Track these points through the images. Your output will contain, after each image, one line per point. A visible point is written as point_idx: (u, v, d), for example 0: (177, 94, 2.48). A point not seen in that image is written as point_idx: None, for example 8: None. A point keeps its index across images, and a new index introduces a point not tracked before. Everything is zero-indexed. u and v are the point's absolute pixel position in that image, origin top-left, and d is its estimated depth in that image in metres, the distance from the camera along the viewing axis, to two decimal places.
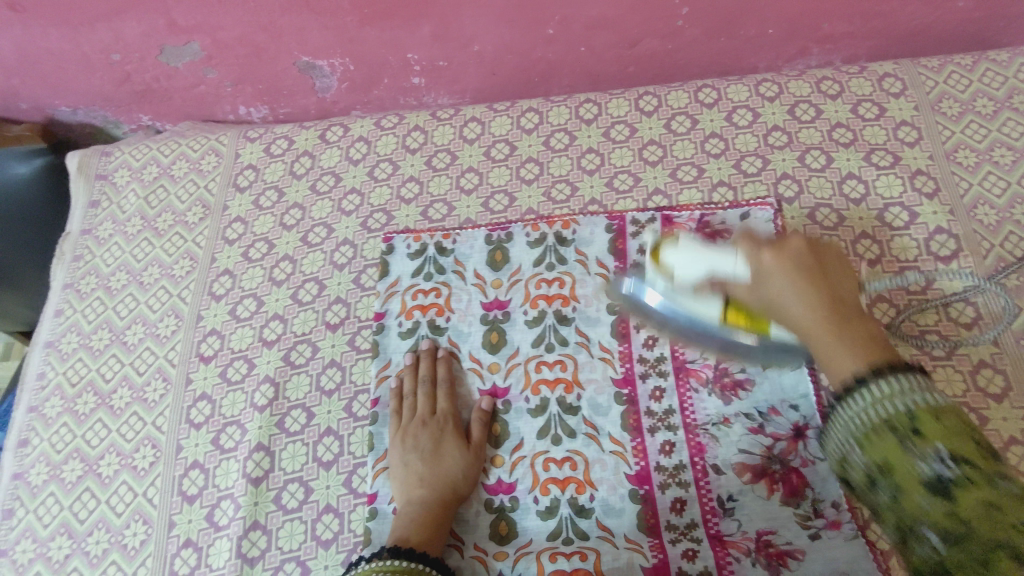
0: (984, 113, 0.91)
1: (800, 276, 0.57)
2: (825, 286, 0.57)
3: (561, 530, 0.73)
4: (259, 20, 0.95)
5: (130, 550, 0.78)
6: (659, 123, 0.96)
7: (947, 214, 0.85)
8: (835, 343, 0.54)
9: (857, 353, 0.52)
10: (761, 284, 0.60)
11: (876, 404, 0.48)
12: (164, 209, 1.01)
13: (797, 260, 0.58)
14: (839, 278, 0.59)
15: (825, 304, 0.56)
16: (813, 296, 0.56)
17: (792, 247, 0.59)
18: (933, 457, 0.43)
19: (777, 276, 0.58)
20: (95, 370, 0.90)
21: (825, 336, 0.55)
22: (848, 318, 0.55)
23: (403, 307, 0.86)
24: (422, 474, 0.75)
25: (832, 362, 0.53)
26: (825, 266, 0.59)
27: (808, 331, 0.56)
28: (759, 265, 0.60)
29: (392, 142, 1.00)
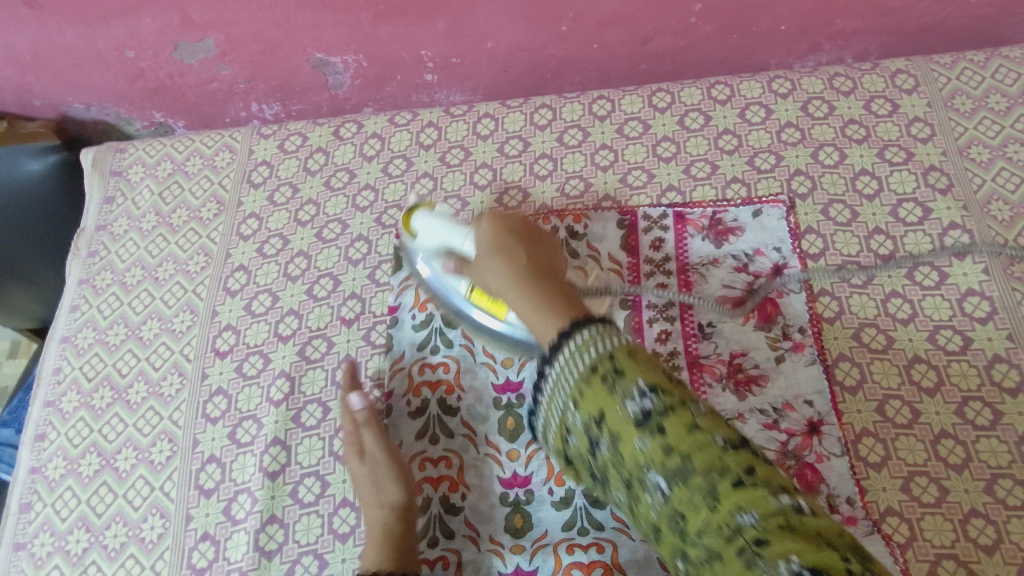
0: (997, 109, 0.91)
1: (501, 249, 0.68)
2: (506, 264, 0.66)
3: (576, 520, 0.74)
4: (274, 16, 0.95)
5: (148, 543, 0.79)
6: (673, 119, 0.96)
7: (961, 210, 0.85)
8: (539, 299, 0.61)
9: (551, 317, 0.59)
10: (477, 263, 0.71)
11: (579, 354, 0.55)
12: (178, 205, 1.01)
13: (502, 230, 0.70)
14: (540, 249, 0.69)
15: (517, 265, 0.65)
16: (505, 258, 0.66)
17: (504, 221, 0.71)
18: (632, 395, 0.51)
19: (485, 259, 0.68)
20: (112, 364, 0.91)
21: (522, 291, 0.63)
22: (542, 277, 0.64)
23: (417, 301, 0.87)
24: (365, 497, 0.73)
25: (541, 322, 0.60)
26: (533, 244, 0.69)
27: (511, 290, 0.64)
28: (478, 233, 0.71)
29: (406, 138, 1.01)
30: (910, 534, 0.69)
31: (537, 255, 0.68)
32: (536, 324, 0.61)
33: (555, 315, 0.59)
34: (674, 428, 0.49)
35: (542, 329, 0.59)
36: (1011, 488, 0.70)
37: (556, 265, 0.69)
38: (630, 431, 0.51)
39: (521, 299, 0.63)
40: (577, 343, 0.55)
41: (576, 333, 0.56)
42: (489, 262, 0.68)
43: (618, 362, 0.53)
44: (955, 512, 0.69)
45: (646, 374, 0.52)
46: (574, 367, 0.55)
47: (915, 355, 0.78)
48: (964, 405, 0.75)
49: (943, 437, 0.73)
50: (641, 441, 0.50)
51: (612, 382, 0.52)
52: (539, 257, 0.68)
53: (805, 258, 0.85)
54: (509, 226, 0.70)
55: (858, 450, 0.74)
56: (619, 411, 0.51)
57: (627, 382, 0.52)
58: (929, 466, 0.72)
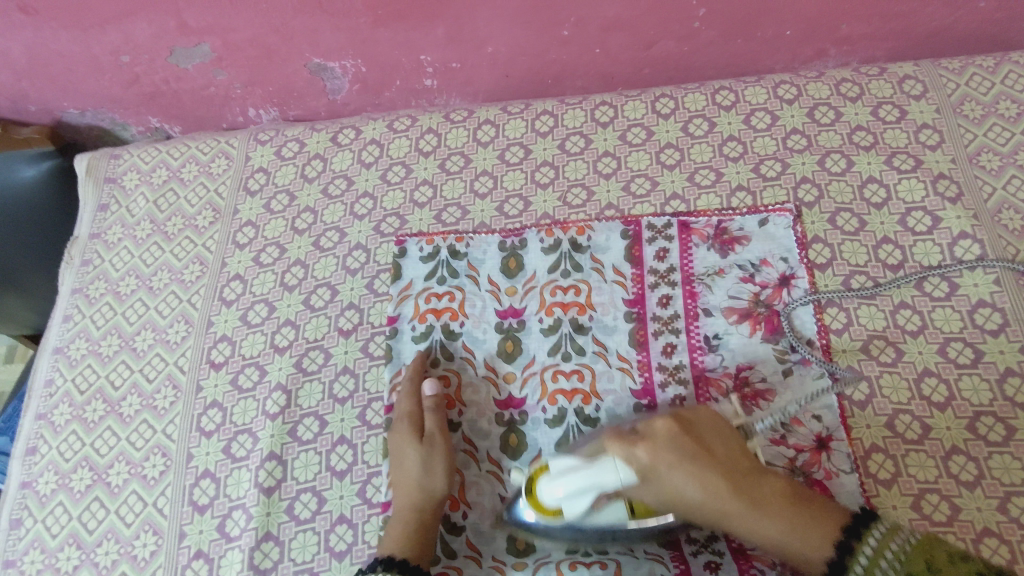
0: (1007, 115, 0.89)
1: (690, 465, 0.64)
2: (702, 473, 0.64)
3: (579, 542, 0.72)
4: (271, 22, 0.94)
5: (140, 560, 0.77)
6: (676, 125, 0.95)
7: (971, 218, 0.83)
8: (776, 531, 0.62)
9: (815, 532, 0.61)
10: (654, 478, 0.65)
11: (863, 565, 0.58)
12: (173, 213, 0.99)
13: (666, 450, 0.65)
14: (711, 434, 0.67)
15: (721, 491, 0.64)
16: (704, 484, 0.64)
17: (662, 442, 0.66)
18: None
19: (669, 474, 0.65)
20: (104, 376, 0.89)
21: (742, 519, 0.64)
22: (749, 484, 0.64)
23: (417, 311, 0.85)
24: (404, 475, 0.74)
25: (780, 549, 0.63)
26: (699, 438, 0.67)
27: (724, 519, 0.64)
28: (633, 461, 0.64)
29: (404, 144, 0.99)
30: None
31: (726, 465, 0.65)
32: (767, 535, 0.63)
33: (812, 545, 0.61)
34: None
35: (793, 546, 0.62)
36: None
37: (717, 433, 0.68)
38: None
39: (747, 516, 0.63)
40: (869, 550, 0.59)
41: (862, 536, 0.59)
42: (676, 480, 0.65)
43: (901, 567, 0.57)
44: (967, 531, 0.68)
45: (920, 561, 0.56)
46: (863, 568, 0.58)
47: (925, 368, 0.76)
48: (976, 421, 0.73)
49: (955, 453, 0.71)
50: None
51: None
52: (717, 450, 0.66)
53: (813, 269, 0.83)
54: (666, 432, 0.67)
55: (867, 467, 0.72)
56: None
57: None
58: (940, 483, 0.70)
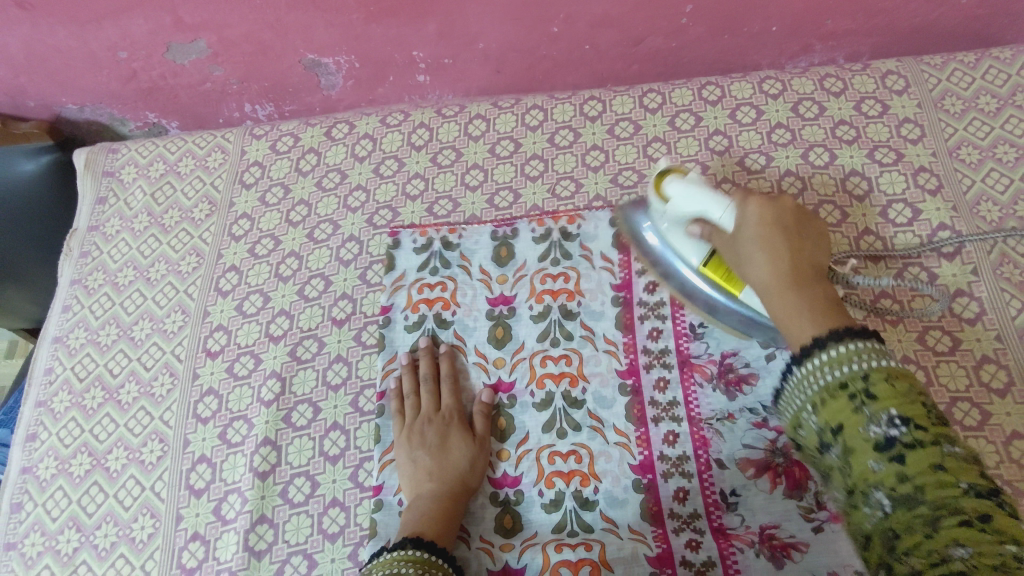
0: (987, 110, 0.91)
1: (764, 241, 0.64)
2: (773, 247, 0.63)
3: (565, 522, 0.74)
4: (266, 17, 0.95)
5: (138, 543, 0.79)
6: (664, 120, 0.97)
7: (950, 210, 0.85)
8: (798, 304, 0.59)
9: (811, 320, 0.57)
10: (737, 247, 0.67)
11: (830, 364, 0.52)
12: (170, 206, 1.01)
13: (771, 213, 0.66)
14: (809, 244, 0.65)
15: (783, 268, 0.62)
16: (769, 250, 0.63)
17: (775, 204, 0.67)
18: (882, 421, 0.48)
19: (750, 242, 0.65)
20: (103, 365, 0.91)
21: (784, 295, 0.60)
22: (802, 281, 0.61)
23: (409, 301, 0.87)
24: (433, 465, 0.76)
25: (801, 316, 0.58)
26: (799, 235, 0.65)
27: (767, 291, 0.62)
28: (744, 219, 0.67)
29: (397, 139, 1.01)
30: None
31: (805, 268, 0.62)
32: (793, 329, 0.58)
33: (809, 323, 0.57)
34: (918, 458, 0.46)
35: (798, 334, 0.57)
36: None
37: (828, 277, 0.63)
38: (865, 448, 0.48)
39: (801, 317, 0.58)
40: (825, 355, 0.53)
41: (843, 338, 0.52)
42: (750, 259, 0.65)
43: (871, 382, 0.49)
44: None
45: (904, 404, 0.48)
46: (817, 372, 0.53)
47: (904, 356, 0.78)
48: (952, 406, 0.75)
49: None
50: (873, 462, 0.47)
51: (860, 402, 0.49)
52: (811, 262, 0.63)
53: None
54: (776, 208, 0.67)
55: None
56: (861, 426, 0.48)
57: (876, 407, 0.48)
58: None
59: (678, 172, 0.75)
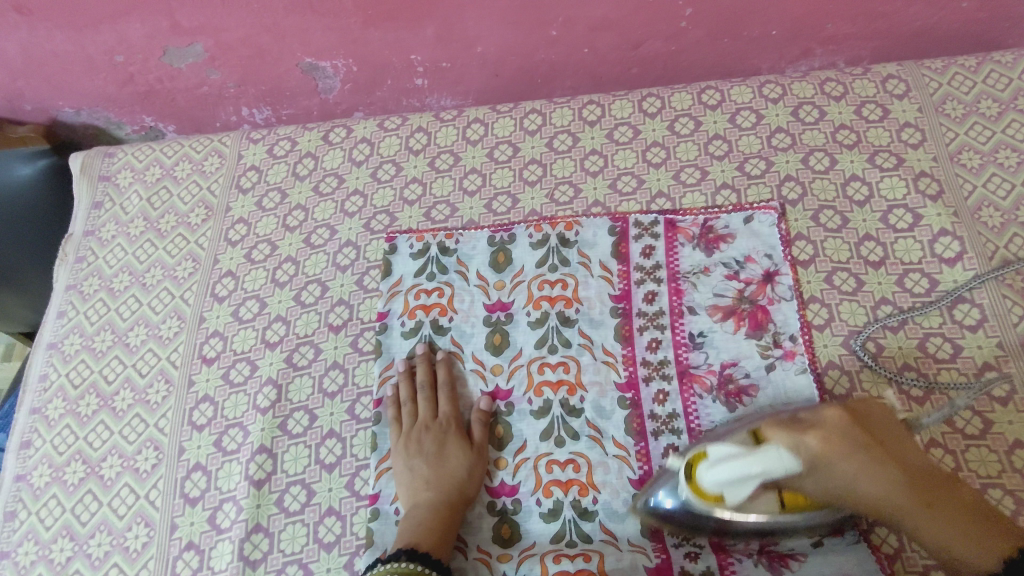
0: (989, 114, 0.90)
1: (857, 456, 0.62)
2: (880, 462, 0.62)
3: (564, 532, 0.73)
4: (263, 21, 0.95)
5: (132, 552, 0.78)
6: (663, 124, 0.96)
7: (951, 215, 0.85)
8: (954, 532, 0.61)
9: (986, 544, 0.59)
10: (841, 474, 0.62)
11: (964, 545, 0.60)
12: (166, 211, 1.00)
13: (847, 445, 0.62)
14: (882, 431, 0.65)
15: (898, 488, 0.62)
16: (875, 475, 0.62)
17: (833, 426, 0.63)
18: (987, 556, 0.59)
19: (843, 461, 0.61)
20: (98, 371, 0.90)
21: (922, 515, 0.62)
22: (927, 501, 0.62)
23: (406, 307, 0.86)
24: (430, 474, 0.75)
25: (915, 525, 0.62)
26: (879, 438, 0.65)
27: (904, 510, 0.62)
28: (802, 449, 0.61)
29: (395, 143, 1.00)
30: (899, 545, 0.68)
31: (913, 471, 0.63)
32: (938, 536, 0.61)
33: (965, 547, 0.60)
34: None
35: (937, 534, 0.61)
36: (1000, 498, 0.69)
37: (906, 448, 0.65)
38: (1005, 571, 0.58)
39: (948, 533, 0.61)
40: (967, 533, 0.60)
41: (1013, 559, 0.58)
42: (838, 470, 0.62)
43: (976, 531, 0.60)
44: None
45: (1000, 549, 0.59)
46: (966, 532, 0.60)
47: (905, 363, 0.77)
48: (953, 414, 0.74)
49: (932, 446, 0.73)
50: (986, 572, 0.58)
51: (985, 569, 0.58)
52: (887, 439, 0.65)
53: (795, 265, 0.84)
54: (845, 429, 0.63)
55: None
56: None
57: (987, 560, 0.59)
58: None
59: (701, 445, 0.65)
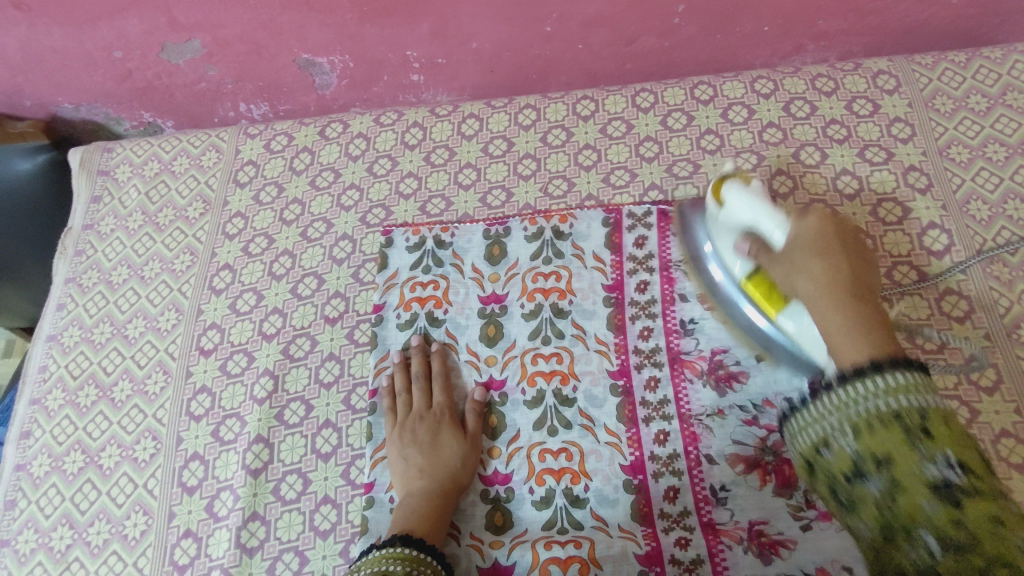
0: (978, 109, 0.91)
1: (818, 256, 0.62)
2: (826, 258, 0.62)
3: (556, 520, 0.74)
4: (260, 17, 0.96)
5: (130, 540, 0.79)
6: (656, 119, 0.97)
7: (940, 209, 0.86)
8: (850, 326, 0.56)
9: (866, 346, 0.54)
10: (785, 260, 0.65)
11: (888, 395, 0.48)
12: (164, 205, 1.02)
13: (826, 237, 0.64)
14: (861, 263, 0.64)
15: (835, 287, 0.60)
16: (827, 260, 0.62)
17: (828, 225, 0.65)
18: (937, 460, 0.44)
19: (803, 257, 0.63)
20: (97, 363, 0.91)
21: (836, 313, 0.58)
22: (855, 308, 0.59)
23: (401, 300, 0.88)
24: (426, 463, 0.76)
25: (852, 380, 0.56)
26: (850, 250, 0.64)
27: (815, 302, 0.61)
28: (802, 229, 0.65)
29: (391, 138, 1.01)
30: None
31: (860, 299, 0.60)
32: (843, 347, 0.56)
33: (852, 367, 0.55)
34: (972, 507, 0.43)
35: (851, 352, 0.54)
36: None
37: (877, 306, 0.60)
38: (918, 486, 0.44)
39: (841, 331, 0.57)
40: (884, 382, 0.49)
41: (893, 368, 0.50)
42: (801, 263, 0.63)
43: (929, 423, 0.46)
44: None
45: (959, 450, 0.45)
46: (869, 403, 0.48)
47: None
48: None
49: None
50: (926, 502, 0.43)
51: (914, 436, 0.45)
52: (858, 278, 0.62)
53: None
54: (834, 225, 0.65)
55: None
56: (915, 466, 0.44)
57: (933, 446, 0.45)
58: None
59: (736, 181, 0.74)
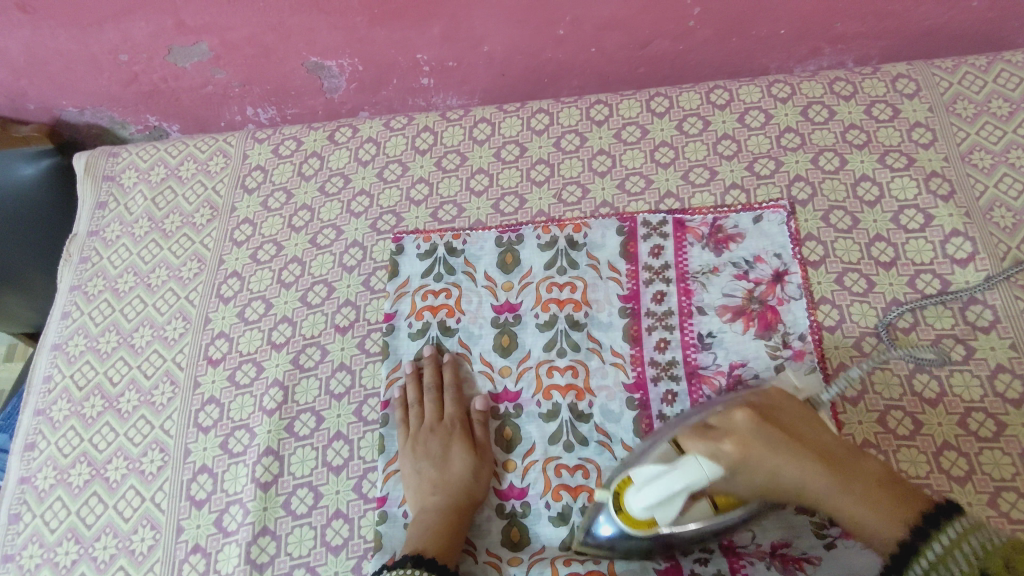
0: (1000, 114, 0.90)
1: (779, 452, 0.61)
2: (797, 451, 0.61)
3: (573, 536, 0.72)
4: (268, 20, 0.94)
5: (138, 555, 0.77)
6: (671, 124, 0.95)
7: (963, 216, 0.84)
8: (874, 520, 0.60)
9: (884, 514, 0.60)
10: (761, 470, 0.61)
11: (863, 502, 0.61)
12: (171, 211, 1.00)
13: (763, 437, 0.61)
14: (805, 427, 0.64)
15: (820, 471, 0.61)
16: (797, 457, 0.61)
17: (755, 416, 0.63)
18: (904, 519, 0.59)
19: (764, 457, 0.60)
20: (103, 373, 0.90)
21: (844, 487, 0.61)
22: (837, 458, 0.62)
23: (413, 309, 0.86)
24: (440, 479, 0.74)
25: (878, 536, 0.60)
26: (787, 425, 0.64)
27: (838, 505, 0.61)
28: (740, 433, 0.62)
29: (401, 143, 1.00)
30: None
31: (817, 444, 0.63)
32: (873, 530, 0.60)
33: (892, 525, 0.59)
34: (966, 575, 0.54)
35: (887, 539, 0.59)
36: (1015, 501, 0.69)
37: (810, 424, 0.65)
38: (931, 556, 0.56)
39: (847, 498, 0.61)
40: (868, 506, 0.61)
41: (900, 526, 0.58)
42: (787, 468, 0.61)
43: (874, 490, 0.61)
44: None
45: (902, 502, 0.60)
46: (849, 508, 0.62)
47: (917, 365, 0.76)
48: (966, 417, 0.73)
49: (946, 449, 0.72)
50: (955, 563, 0.55)
51: (896, 522, 0.59)
52: (804, 436, 0.63)
53: (806, 265, 0.83)
54: (757, 423, 0.62)
55: None
56: (912, 542, 0.58)
57: (891, 510, 0.60)
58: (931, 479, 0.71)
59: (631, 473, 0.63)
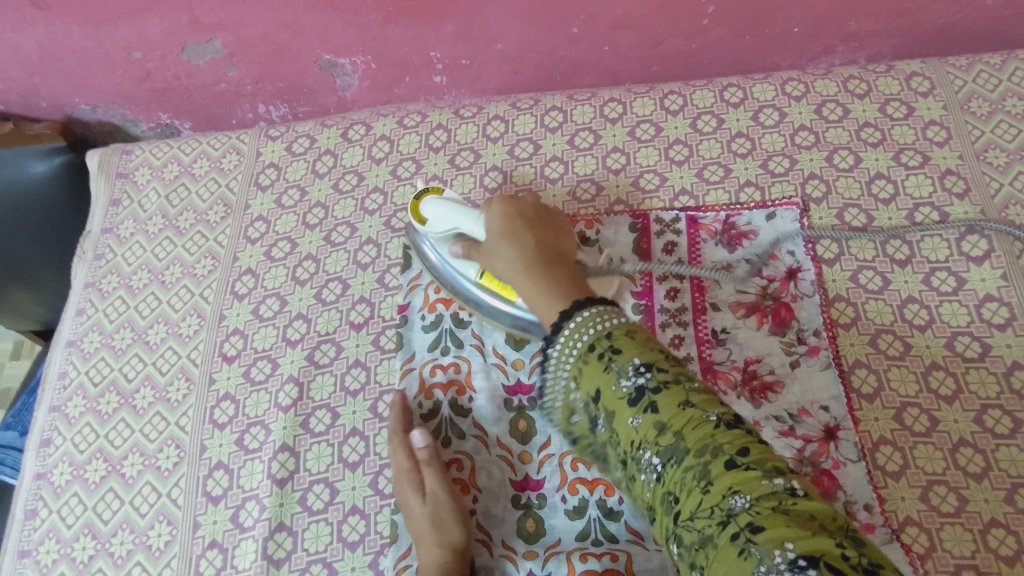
0: (1014, 112, 0.90)
1: (507, 227, 0.70)
2: (522, 244, 0.68)
3: (590, 531, 0.73)
4: (283, 18, 0.94)
5: (154, 551, 0.78)
6: (685, 122, 0.95)
7: (978, 214, 0.84)
8: (542, 284, 0.64)
9: (558, 295, 0.62)
10: (488, 251, 0.72)
11: (573, 343, 0.57)
12: (185, 208, 1.00)
13: (514, 213, 0.71)
14: (552, 234, 0.71)
15: (526, 253, 0.67)
16: (514, 241, 0.69)
17: (515, 203, 0.72)
18: (629, 373, 0.53)
19: (501, 244, 0.70)
20: (118, 369, 0.90)
21: (538, 288, 0.64)
22: (552, 264, 0.66)
23: (426, 301, 0.86)
24: (422, 533, 0.70)
25: (552, 312, 0.62)
26: (540, 220, 0.71)
27: (517, 277, 0.67)
28: (490, 224, 0.72)
29: (415, 140, 1.00)
30: (930, 545, 0.67)
31: (552, 245, 0.69)
32: (545, 309, 0.63)
33: (553, 309, 0.62)
34: (679, 418, 0.50)
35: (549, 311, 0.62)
36: None
37: (562, 236, 0.72)
38: (623, 406, 0.53)
39: (532, 289, 0.65)
40: (570, 329, 0.58)
41: (582, 309, 0.59)
42: (500, 249, 0.69)
43: (614, 343, 0.55)
44: (975, 522, 0.68)
45: (665, 376, 0.52)
46: (574, 347, 0.57)
47: (933, 362, 0.76)
48: (983, 413, 0.73)
49: (963, 446, 0.72)
50: (636, 418, 0.52)
51: (609, 360, 0.55)
52: (550, 243, 0.69)
53: (819, 262, 0.83)
54: (521, 207, 0.72)
55: (877, 459, 0.72)
56: (614, 387, 0.53)
57: (623, 361, 0.54)
58: (948, 475, 0.71)
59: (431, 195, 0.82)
